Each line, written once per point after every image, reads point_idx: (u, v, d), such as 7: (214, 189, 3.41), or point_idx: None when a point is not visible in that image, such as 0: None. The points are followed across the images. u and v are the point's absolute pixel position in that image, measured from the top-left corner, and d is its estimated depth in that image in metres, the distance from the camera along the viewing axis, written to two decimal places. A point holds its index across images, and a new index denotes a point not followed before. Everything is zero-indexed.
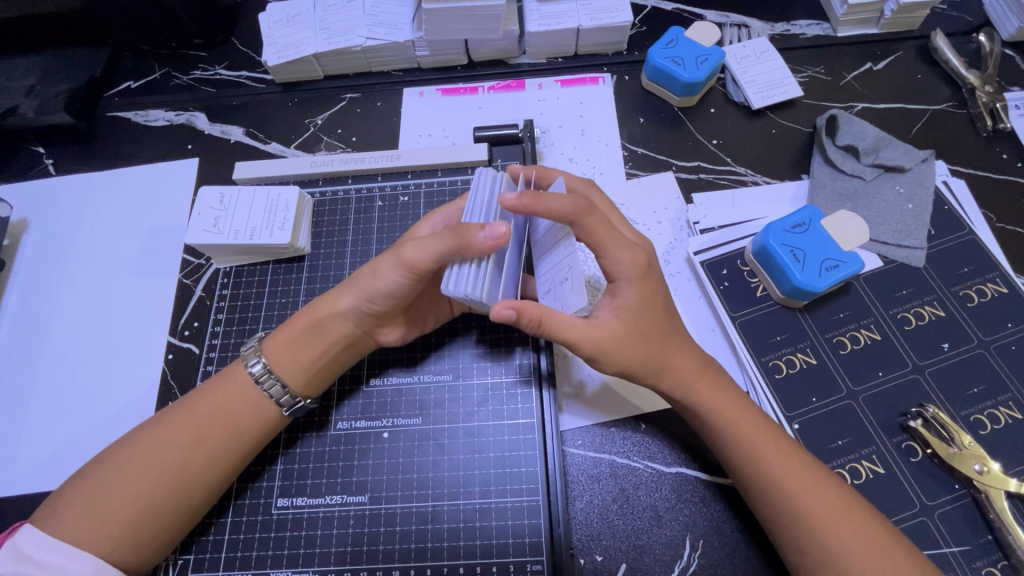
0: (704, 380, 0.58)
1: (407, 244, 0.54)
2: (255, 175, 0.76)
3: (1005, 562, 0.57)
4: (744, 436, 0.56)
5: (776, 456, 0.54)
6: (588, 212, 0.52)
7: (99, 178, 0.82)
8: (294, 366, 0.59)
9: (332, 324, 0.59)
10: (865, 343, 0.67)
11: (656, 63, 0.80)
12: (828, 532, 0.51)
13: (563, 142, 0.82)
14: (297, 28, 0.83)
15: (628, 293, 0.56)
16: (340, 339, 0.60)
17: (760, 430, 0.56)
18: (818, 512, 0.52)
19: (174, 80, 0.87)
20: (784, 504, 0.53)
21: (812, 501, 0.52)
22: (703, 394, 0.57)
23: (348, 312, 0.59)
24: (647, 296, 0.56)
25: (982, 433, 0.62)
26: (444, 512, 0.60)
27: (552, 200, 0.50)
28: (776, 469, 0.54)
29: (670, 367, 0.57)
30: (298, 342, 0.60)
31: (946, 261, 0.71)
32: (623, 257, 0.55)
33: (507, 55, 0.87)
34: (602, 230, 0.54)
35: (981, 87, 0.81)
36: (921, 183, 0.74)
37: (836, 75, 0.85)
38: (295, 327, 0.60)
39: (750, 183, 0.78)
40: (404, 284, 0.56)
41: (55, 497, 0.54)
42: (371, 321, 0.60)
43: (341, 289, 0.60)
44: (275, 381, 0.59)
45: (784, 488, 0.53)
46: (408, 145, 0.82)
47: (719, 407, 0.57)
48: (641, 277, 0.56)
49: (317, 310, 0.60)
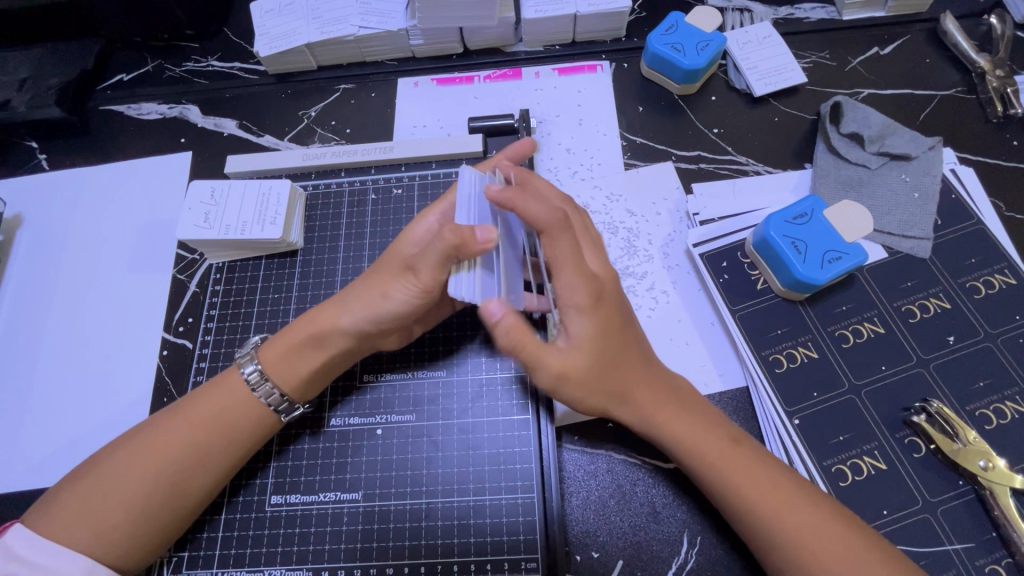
0: (666, 409, 0.57)
1: (415, 264, 0.55)
2: (248, 168, 0.75)
3: (1009, 560, 0.56)
4: (709, 457, 0.55)
5: (747, 478, 0.53)
6: (562, 226, 0.51)
7: (92, 173, 0.81)
8: (292, 376, 0.58)
9: (333, 340, 0.59)
10: (867, 336, 0.66)
11: (655, 49, 0.78)
12: (806, 551, 0.50)
13: (561, 132, 0.80)
14: (289, 18, 0.82)
15: (581, 324, 0.53)
16: (344, 354, 0.60)
17: (731, 449, 0.55)
18: (796, 528, 0.51)
19: (166, 72, 0.86)
20: (760, 522, 0.52)
21: (789, 520, 0.51)
22: (667, 423, 0.56)
23: (351, 331, 0.58)
24: (604, 328, 0.53)
25: (987, 428, 0.61)
26: (438, 510, 0.60)
27: (531, 203, 0.51)
28: (750, 490, 0.53)
29: (630, 394, 0.56)
30: (296, 353, 0.59)
31: (953, 252, 0.69)
32: (573, 283, 0.52)
33: (503, 43, 0.85)
34: (568, 249, 0.52)
35: (992, 71, 0.79)
36: (928, 171, 0.72)
37: (841, 60, 0.83)
38: (294, 337, 0.59)
39: (751, 173, 0.77)
40: (417, 304, 0.57)
41: (47, 499, 0.54)
42: (375, 339, 0.60)
43: (343, 303, 0.59)
44: (272, 390, 0.58)
45: (758, 505, 0.52)
46: (402, 136, 0.81)
47: (682, 438, 0.55)
48: (594, 306, 0.52)
49: (319, 323, 0.59)
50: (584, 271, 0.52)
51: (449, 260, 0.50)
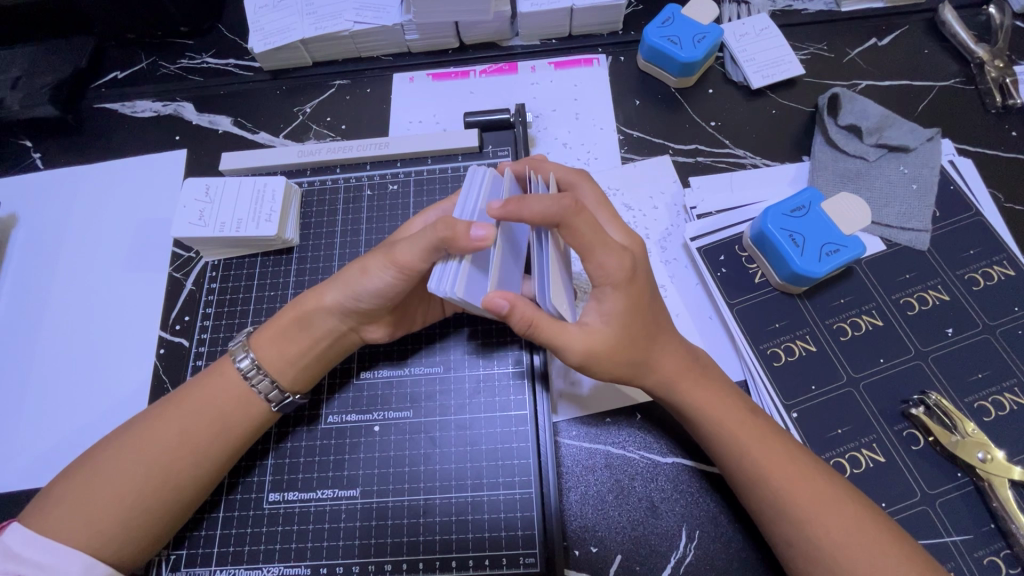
0: (688, 377, 0.57)
1: (397, 244, 0.54)
2: (243, 166, 0.75)
3: (1007, 551, 0.56)
4: (722, 429, 0.55)
5: (760, 450, 0.53)
6: (575, 211, 0.48)
7: (87, 172, 0.81)
8: (282, 361, 0.59)
9: (318, 319, 0.59)
10: (865, 329, 0.65)
11: (652, 42, 0.77)
12: (817, 523, 0.50)
13: (557, 126, 0.80)
14: (283, 14, 0.81)
15: (614, 300, 0.52)
16: (328, 334, 0.60)
17: (746, 422, 0.55)
18: (803, 501, 0.51)
19: (161, 70, 0.85)
20: (771, 496, 0.52)
21: (796, 495, 0.51)
22: (690, 391, 0.56)
23: (333, 308, 0.58)
24: (635, 302, 0.53)
25: (986, 420, 0.61)
26: (436, 505, 0.60)
27: (538, 204, 0.46)
28: (761, 461, 0.53)
29: (655, 366, 0.56)
30: (285, 336, 0.59)
31: (951, 244, 0.68)
32: (610, 263, 0.51)
33: (499, 37, 0.84)
34: (589, 232, 0.49)
35: (991, 61, 0.78)
36: (926, 162, 0.72)
37: (840, 51, 0.82)
38: (281, 320, 0.60)
39: (749, 166, 0.76)
40: (393, 284, 0.55)
41: (41, 497, 0.53)
42: (357, 319, 0.59)
43: (328, 284, 0.60)
44: (263, 377, 0.58)
45: (766, 481, 0.52)
46: (398, 132, 0.81)
47: (706, 405, 0.56)
48: (629, 281, 0.52)
49: (303, 304, 0.60)
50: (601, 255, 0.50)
51: (434, 246, 0.50)
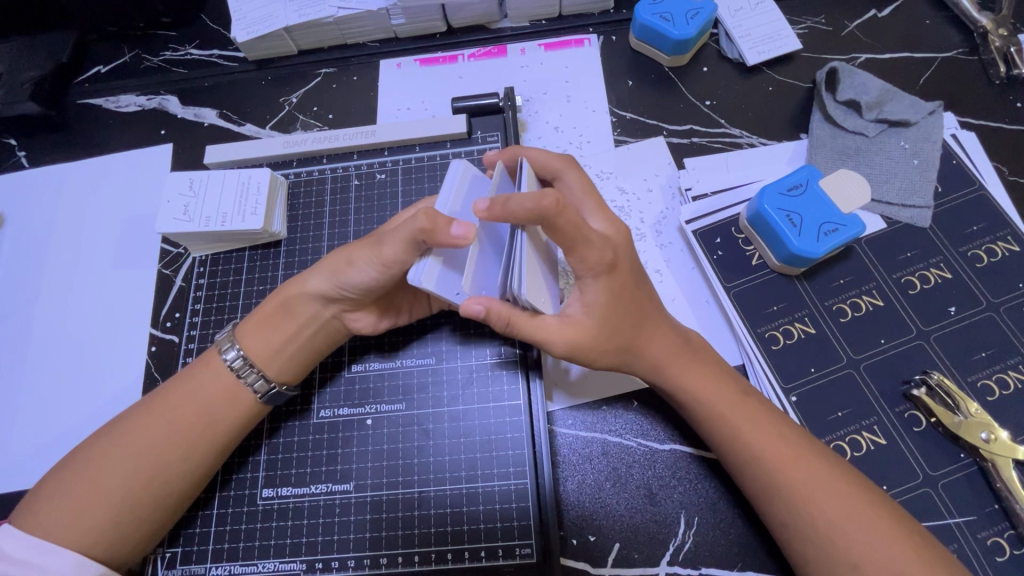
0: (678, 361, 0.56)
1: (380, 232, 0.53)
2: (229, 157, 0.73)
3: (1011, 532, 0.55)
4: (717, 409, 0.54)
5: (753, 432, 0.53)
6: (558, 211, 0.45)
7: (74, 169, 0.80)
8: (268, 350, 0.58)
9: (300, 305, 0.59)
10: (865, 310, 0.64)
11: (642, 20, 0.75)
12: (811, 507, 0.49)
13: (548, 110, 0.78)
14: (266, 1, 0.79)
15: (595, 291, 0.51)
16: (311, 320, 0.59)
17: (739, 401, 0.54)
18: (799, 483, 0.50)
19: (144, 62, 0.84)
20: (765, 481, 0.51)
21: (793, 476, 0.50)
22: (681, 371, 0.56)
23: (314, 292, 0.58)
24: (617, 292, 0.52)
25: (989, 399, 0.60)
26: (431, 498, 0.59)
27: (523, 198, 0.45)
28: (754, 444, 0.52)
29: (642, 351, 0.55)
30: (270, 325, 0.59)
31: (955, 220, 0.67)
32: (587, 257, 0.49)
33: (488, 19, 0.82)
34: (573, 230, 0.47)
35: (995, 30, 0.76)
36: (927, 137, 0.70)
37: (838, 24, 0.80)
38: (266, 309, 0.59)
39: (745, 145, 0.74)
40: (368, 267, 0.55)
41: (32, 498, 0.53)
42: (338, 303, 0.59)
43: (311, 270, 0.59)
44: (252, 371, 0.58)
45: (763, 460, 0.51)
46: (387, 120, 0.79)
47: (694, 386, 0.55)
48: (610, 272, 0.51)
49: (286, 290, 0.59)
50: (590, 244, 0.49)
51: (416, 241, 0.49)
